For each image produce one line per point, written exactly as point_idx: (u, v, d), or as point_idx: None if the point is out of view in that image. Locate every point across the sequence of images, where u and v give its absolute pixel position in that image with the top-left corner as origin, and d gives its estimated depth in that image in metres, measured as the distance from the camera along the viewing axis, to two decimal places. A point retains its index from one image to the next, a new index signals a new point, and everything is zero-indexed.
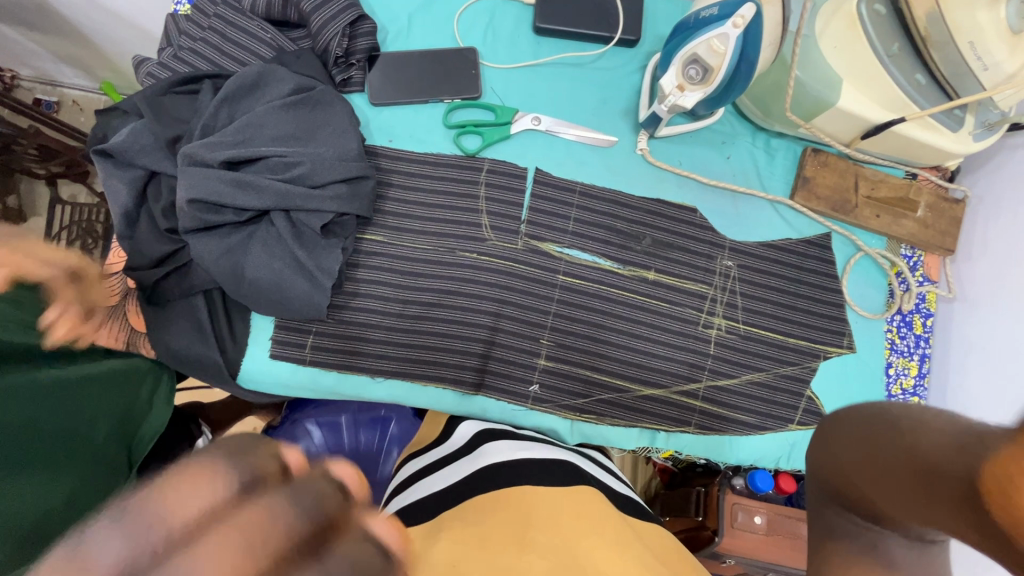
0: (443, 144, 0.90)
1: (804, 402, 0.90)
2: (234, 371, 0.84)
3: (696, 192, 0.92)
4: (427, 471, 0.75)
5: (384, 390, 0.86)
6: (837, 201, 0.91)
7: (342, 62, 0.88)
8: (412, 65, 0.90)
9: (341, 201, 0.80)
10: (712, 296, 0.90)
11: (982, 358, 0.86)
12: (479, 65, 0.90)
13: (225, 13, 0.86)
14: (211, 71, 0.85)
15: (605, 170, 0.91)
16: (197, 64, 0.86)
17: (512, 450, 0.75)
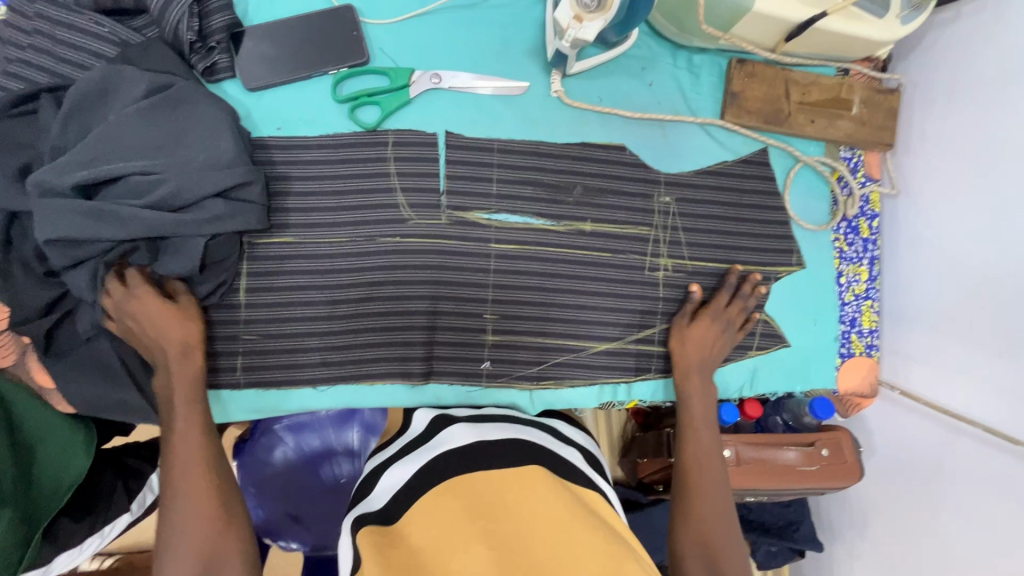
0: (337, 122, 0.81)
1: (761, 326, 0.88)
2: (164, 409, 0.78)
3: (622, 128, 0.85)
4: (387, 467, 0.71)
5: (329, 399, 0.81)
6: (769, 113, 0.85)
7: (200, 47, 0.77)
8: (282, 36, 0.79)
9: (232, 211, 0.72)
10: (654, 237, 0.86)
11: (932, 247, 0.85)
12: (358, 25, 0.80)
13: (48, 11, 0.74)
14: (48, 83, 0.73)
15: (521, 121, 0.83)
16: (31, 77, 0.74)
17: (473, 433, 0.72)
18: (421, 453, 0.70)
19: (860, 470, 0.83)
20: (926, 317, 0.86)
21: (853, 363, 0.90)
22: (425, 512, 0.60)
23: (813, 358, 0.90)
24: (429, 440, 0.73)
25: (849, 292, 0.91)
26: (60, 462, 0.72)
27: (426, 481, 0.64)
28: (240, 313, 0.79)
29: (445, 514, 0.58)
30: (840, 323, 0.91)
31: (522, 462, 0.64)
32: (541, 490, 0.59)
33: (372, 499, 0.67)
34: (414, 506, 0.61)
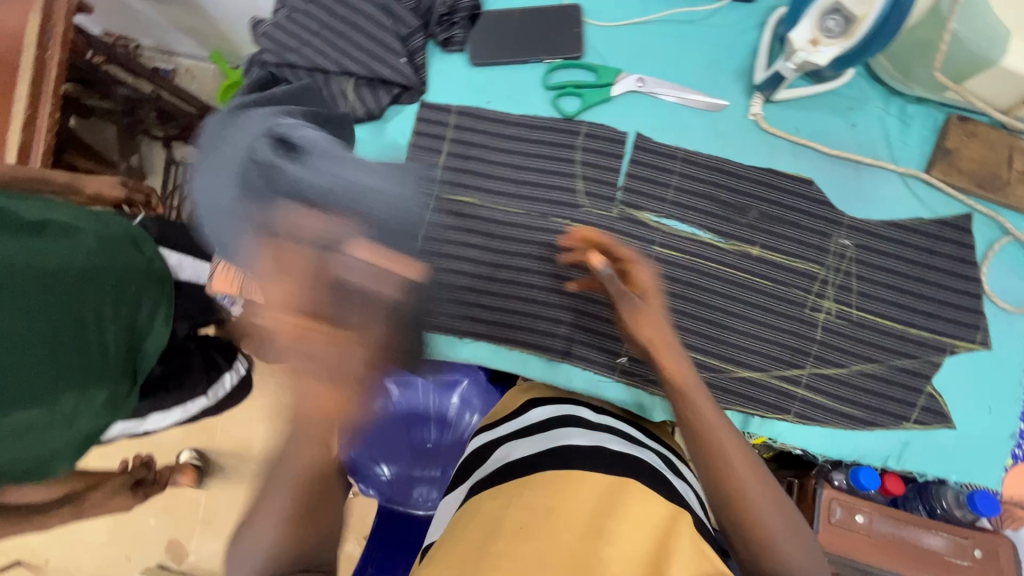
0: (539, 106, 0.87)
1: (923, 398, 0.81)
2: None
3: (813, 162, 0.84)
4: (504, 442, 0.74)
5: (470, 352, 0.87)
6: (983, 177, 0.80)
7: (445, 21, 0.87)
8: (512, 22, 0.88)
9: None
10: (823, 277, 0.83)
11: None
12: (581, 23, 0.87)
13: None
14: (320, 32, 0.87)
15: (711, 136, 0.85)
16: (306, 24, 0.88)
17: (592, 435, 0.70)
18: (537, 436, 0.71)
19: None
20: None
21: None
22: (533, 499, 0.58)
23: (979, 449, 0.81)
24: (545, 426, 0.73)
25: None
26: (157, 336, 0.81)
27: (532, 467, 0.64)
28: None
29: (557, 492, 0.57)
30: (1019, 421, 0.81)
31: (631, 471, 0.64)
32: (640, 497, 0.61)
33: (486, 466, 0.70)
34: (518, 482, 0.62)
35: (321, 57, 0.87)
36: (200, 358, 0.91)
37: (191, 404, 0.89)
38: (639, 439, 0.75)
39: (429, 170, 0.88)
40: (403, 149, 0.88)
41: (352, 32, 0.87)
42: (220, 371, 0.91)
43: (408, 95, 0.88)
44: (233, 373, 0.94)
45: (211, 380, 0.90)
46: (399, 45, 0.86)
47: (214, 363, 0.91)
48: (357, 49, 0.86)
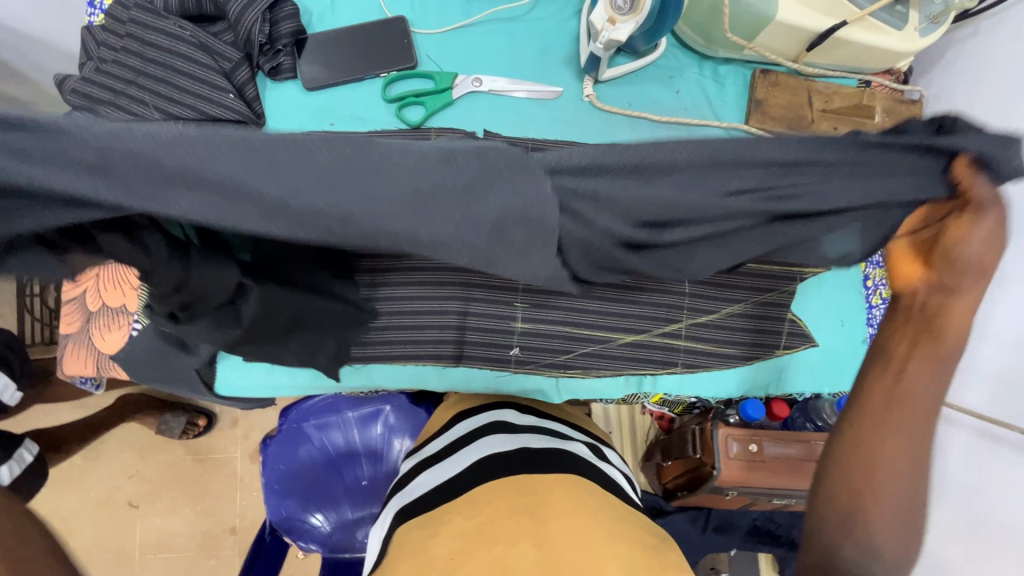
0: (385, 120, 0.88)
1: (788, 325, 0.88)
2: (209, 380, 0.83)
3: (650, 130, 0.90)
4: (437, 455, 0.75)
5: (364, 376, 0.86)
6: (793, 119, 0.89)
7: (268, 49, 0.86)
8: (342, 42, 0.88)
9: None
10: None
11: None
12: (409, 34, 0.88)
13: (138, 15, 0.82)
14: (135, 79, 0.81)
15: (554, 122, 0.89)
16: (118, 72, 0.81)
17: (514, 439, 0.73)
18: (460, 454, 0.72)
19: None
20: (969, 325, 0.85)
21: None
22: (456, 524, 0.60)
23: (840, 360, 0.89)
24: (473, 439, 0.75)
25: (877, 296, 0.92)
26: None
27: (470, 478, 0.67)
28: None
29: (483, 511, 0.60)
30: (868, 326, 0.91)
31: (556, 467, 0.68)
32: (578, 511, 0.60)
33: (415, 487, 0.71)
34: (452, 500, 0.65)
35: (140, 105, 0.81)
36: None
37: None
38: (565, 433, 0.79)
39: None
40: None
41: (170, 75, 0.82)
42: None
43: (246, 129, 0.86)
44: (12, 463, 0.89)
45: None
46: (223, 80, 0.83)
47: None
48: (178, 91, 0.82)
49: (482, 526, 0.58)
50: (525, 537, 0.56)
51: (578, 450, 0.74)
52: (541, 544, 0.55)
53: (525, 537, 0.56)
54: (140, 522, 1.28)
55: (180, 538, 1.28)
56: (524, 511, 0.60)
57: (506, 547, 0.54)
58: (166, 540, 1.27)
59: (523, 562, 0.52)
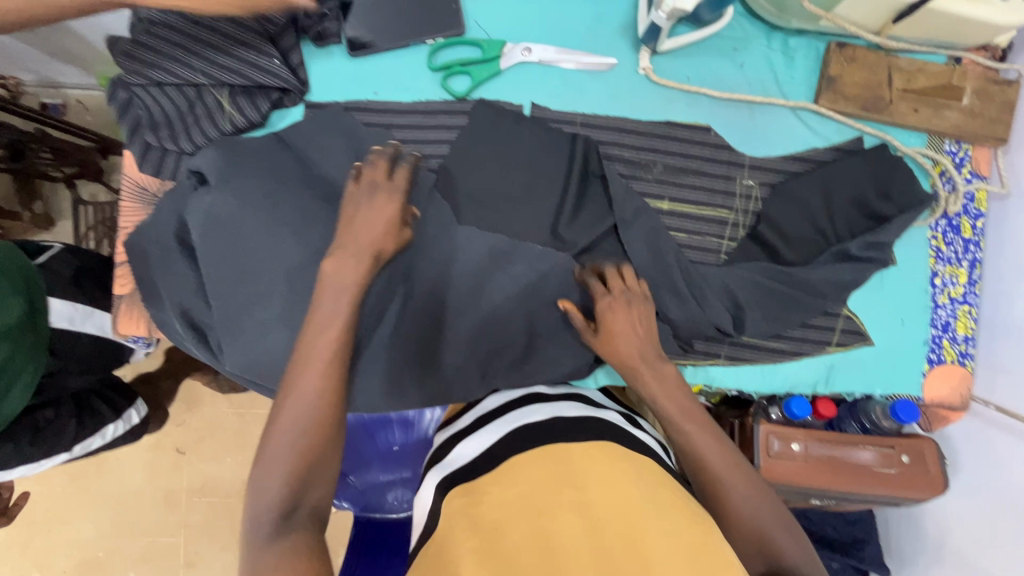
0: (430, 90, 0.85)
1: (841, 321, 0.84)
2: None
3: (707, 107, 0.84)
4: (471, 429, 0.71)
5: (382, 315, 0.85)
6: (868, 99, 0.82)
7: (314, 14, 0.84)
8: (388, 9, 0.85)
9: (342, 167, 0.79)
10: (733, 221, 0.84)
11: None
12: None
13: None
14: (185, 43, 0.81)
15: (606, 96, 0.85)
16: (168, 36, 0.81)
17: (549, 409, 0.70)
18: (499, 424, 0.69)
19: (944, 481, 0.79)
20: None
21: (942, 369, 0.84)
22: (503, 495, 0.58)
23: (899, 359, 0.84)
24: (507, 409, 0.72)
25: (945, 295, 0.85)
26: (18, 397, 0.74)
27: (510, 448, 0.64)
28: None
29: (523, 480, 0.59)
30: (930, 327, 0.85)
31: (597, 435, 0.65)
32: (621, 475, 0.58)
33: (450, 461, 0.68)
34: (491, 471, 0.62)
35: (188, 70, 0.81)
36: (75, 406, 0.88)
37: (51, 457, 0.86)
38: (600, 402, 0.77)
39: None
40: None
41: (217, 39, 0.81)
42: (102, 421, 0.91)
43: (289, 98, 0.84)
44: (118, 424, 0.94)
45: (84, 429, 0.89)
46: (269, 46, 0.81)
47: (93, 411, 0.91)
48: (225, 57, 0.81)
49: (530, 495, 0.56)
50: (572, 506, 0.54)
51: (623, 427, 0.69)
52: (587, 511, 0.53)
53: (566, 509, 0.54)
54: (189, 466, 1.34)
55: (224, 484, 1.34)
56: (568, 481, 0.57)
57: (548, 518, 0.53)
58: (211, 485, 1.33)
59: (570, 531, 0.51)
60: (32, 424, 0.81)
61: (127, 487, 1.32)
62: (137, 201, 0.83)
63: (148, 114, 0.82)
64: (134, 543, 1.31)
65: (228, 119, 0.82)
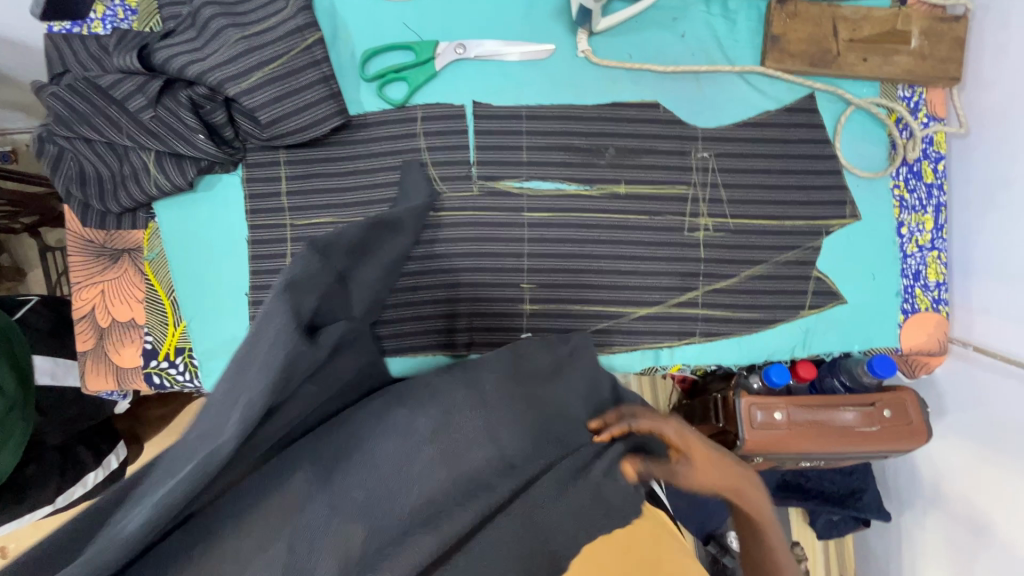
0: (368, 100, 0.82)
1: (812, 284, 0.83)
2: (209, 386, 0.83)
3: (653, 83, 0.82)
4: None
5: None
6: (815, 55, 0.80)
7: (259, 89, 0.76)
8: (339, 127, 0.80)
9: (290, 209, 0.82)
10: (693, 196, 0.82)
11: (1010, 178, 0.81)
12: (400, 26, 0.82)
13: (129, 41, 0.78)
14: (115, 104, 0.77)
15: (547, 85, 0.82)
16: (94, 96, 0.77)
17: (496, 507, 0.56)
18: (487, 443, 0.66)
19: (929, 430, 0.79)
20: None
21: (919, 318, 0.84)
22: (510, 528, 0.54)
23: (872, 314, 0.84)
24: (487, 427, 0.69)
25: (913, 243, 0.84)
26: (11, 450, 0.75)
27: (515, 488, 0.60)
28: None
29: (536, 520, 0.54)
30: (902, 277, 0.84)
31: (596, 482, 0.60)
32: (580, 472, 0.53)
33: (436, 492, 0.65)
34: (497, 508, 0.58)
35: (114, 130, 0.77)
36: (57, 456, 0.87)
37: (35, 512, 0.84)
38: None
39: (275, 200, 0.83)
40: (240, 187, 0.83)
41: (140, 98, 0.77)
42: (82, 472, 0.89)
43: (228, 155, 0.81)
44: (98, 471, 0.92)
45: (66, 483, 0.86)
46: (192, 120, 0.76)
47: (76, 465, 0.89)
48: (151, 122, 0.77)
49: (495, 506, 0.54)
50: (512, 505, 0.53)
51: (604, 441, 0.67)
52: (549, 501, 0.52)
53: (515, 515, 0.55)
54: None
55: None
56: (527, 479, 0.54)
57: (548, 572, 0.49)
58: None
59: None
60: (14, 479, 0.81)
61: None
62: (87, 254, 0.83)
63: (81, 168, 0.79)
64: None
65: (161, 184, 0.80)
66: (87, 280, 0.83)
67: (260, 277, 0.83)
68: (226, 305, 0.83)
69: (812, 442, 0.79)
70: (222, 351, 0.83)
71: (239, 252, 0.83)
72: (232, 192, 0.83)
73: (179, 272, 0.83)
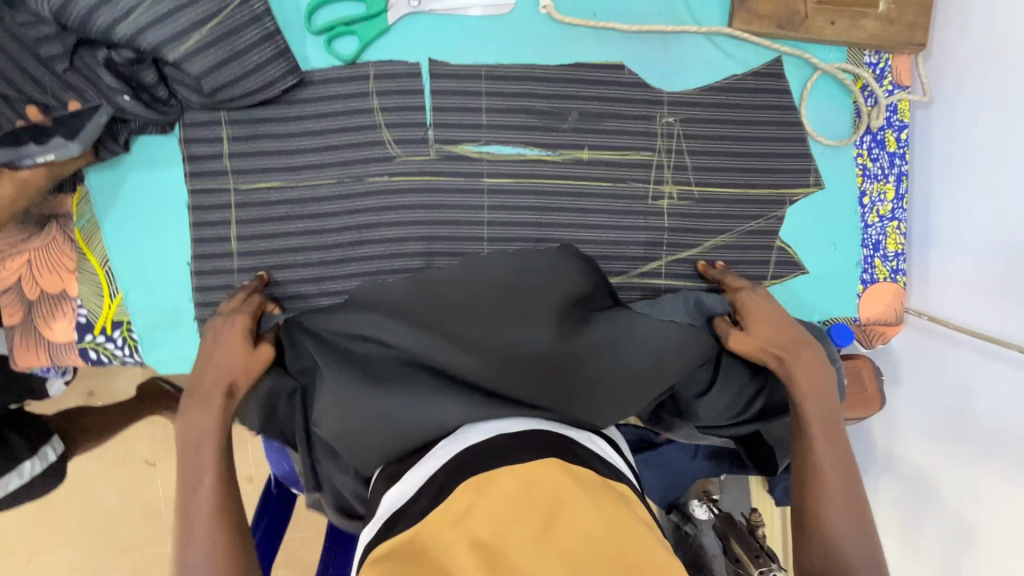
0: (315, 56, 0.77)
1: (775, 254, 0.83)
2: (153, 364, 0.79)
3: (616, 43, 0.79)
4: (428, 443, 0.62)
5: None
6: (783, 16, 0.77)
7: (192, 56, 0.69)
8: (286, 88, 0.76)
9: (235, 172, 0.77)
10: (658, 162, 0.80)
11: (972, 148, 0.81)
12: None
13: None
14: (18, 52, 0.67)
15: (508, 43, 0.78)
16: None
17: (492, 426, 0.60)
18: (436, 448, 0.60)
19: (882, 398, 0.80)
20: (982, 241, 0.81)
21: (878, 287, 0.85)
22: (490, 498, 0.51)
23: (832, 283, 0.84)
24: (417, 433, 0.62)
25: (873, 213, 0.84)
26: None
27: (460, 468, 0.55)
28: (234, 262, 0.78)
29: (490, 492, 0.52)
30: (862, 248, 0.84)
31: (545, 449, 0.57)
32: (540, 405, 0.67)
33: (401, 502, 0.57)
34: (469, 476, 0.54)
35: (35, 90, 0.68)
36: None
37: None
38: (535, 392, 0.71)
39: (216, 163, 0.77)
40: (177, 149, 0.77)
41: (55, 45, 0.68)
42: (16, 460, 0.84)
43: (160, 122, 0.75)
44: (35, 460, 0.87)
45: (1, 471, 0.82)
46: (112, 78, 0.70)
47: (9, 452, 0.84)
48: (68, 76, 0.69)
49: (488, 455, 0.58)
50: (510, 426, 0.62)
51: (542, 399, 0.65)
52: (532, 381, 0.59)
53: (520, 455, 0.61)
54: (160, 476, 1.29)
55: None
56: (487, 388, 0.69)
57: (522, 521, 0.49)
58: None
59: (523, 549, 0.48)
60: None
61: (100, 509, 1.27)
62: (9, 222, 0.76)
63: None
64: (121, 559, 1.28)
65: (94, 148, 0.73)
66: (10, 250, 0.77)
67: (201, 246, 0.78)
68: (167, 275, 0.78)
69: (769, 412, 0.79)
70: (164, 325, 0.78)
71: (179, 219, 0.78)
72: (168, 155, 0.77)
73: (113, 239, 0.77)
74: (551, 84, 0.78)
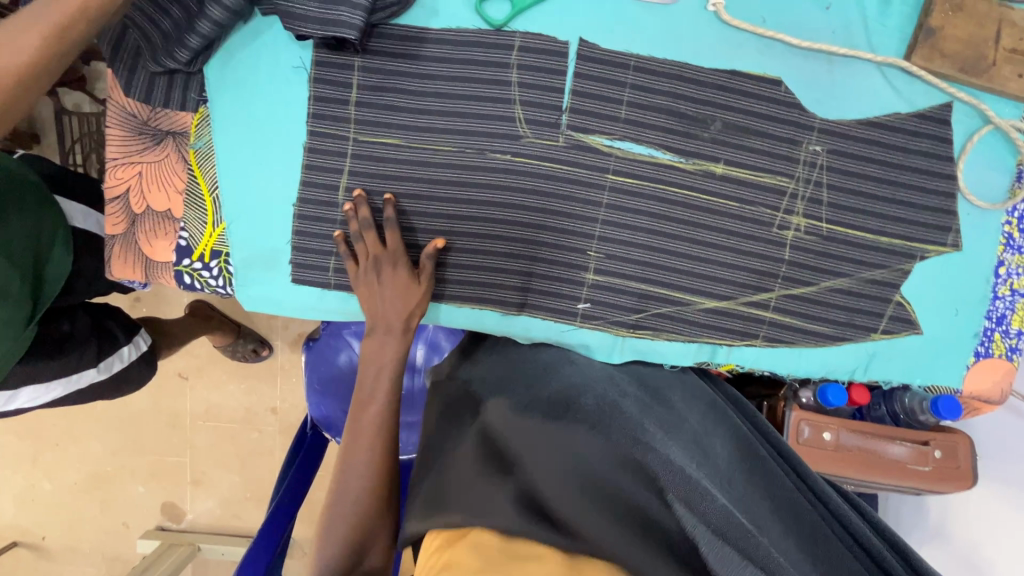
0: (464, 17, 0.73)
1: (891, 308, 0.78)
2: (240, 298, 0.78)
3: (780, 55, 0.74)
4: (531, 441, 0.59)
5: (297, 297, 0.78)
6: (969, 59, 0.71)
7: None
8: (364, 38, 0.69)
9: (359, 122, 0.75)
10: (792, 190, 0.75)
11: None
12: None
13: None
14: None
15: (666, 36, 0.73)
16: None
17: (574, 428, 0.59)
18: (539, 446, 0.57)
19: (972, 476, 0.78)
20: None
21: (989, 363, 0.80)
22: None
23: (945, 350, 0.79)
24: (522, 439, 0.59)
25: (1006, 285, 0.79)
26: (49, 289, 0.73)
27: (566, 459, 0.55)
28: (339, 213, 0.76)
29: None
30: (985, 319, 0.79)
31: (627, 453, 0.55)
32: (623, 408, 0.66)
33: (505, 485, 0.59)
34: None
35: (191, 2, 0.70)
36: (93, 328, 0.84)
37: (82, 375, 0.82)
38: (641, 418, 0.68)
39: (341, 109, 0.75)
40: (305, 87, 0.75)
41: None
42: (117, 344, 0.86)
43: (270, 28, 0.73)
44: (133, 347, 0.89)
45: (105, 350, 0.84)
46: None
47: (110, 337, 0.86)
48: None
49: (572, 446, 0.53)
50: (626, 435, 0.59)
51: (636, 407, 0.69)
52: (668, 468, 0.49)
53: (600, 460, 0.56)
54: (191, 393, 1.31)
55: (227, 410, 1.32)
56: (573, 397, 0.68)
57: None
58: (215, 411, 1.31)
59: None
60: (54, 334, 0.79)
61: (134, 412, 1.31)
62: (127, 128, 0.76)
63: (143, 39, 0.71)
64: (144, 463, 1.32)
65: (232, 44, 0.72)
66: (123, 159, 0.76)
67: (310, 189, 0.76)
68: (269, 214, 0.76)
69: (858, 468, 0.77)
70: (257, 261, 0.77)
71: (292, 159, 0.76)
72: (291, 92, 0.75)
73: (224, 167, 0.75)
74: (701, 88, 0.74)
